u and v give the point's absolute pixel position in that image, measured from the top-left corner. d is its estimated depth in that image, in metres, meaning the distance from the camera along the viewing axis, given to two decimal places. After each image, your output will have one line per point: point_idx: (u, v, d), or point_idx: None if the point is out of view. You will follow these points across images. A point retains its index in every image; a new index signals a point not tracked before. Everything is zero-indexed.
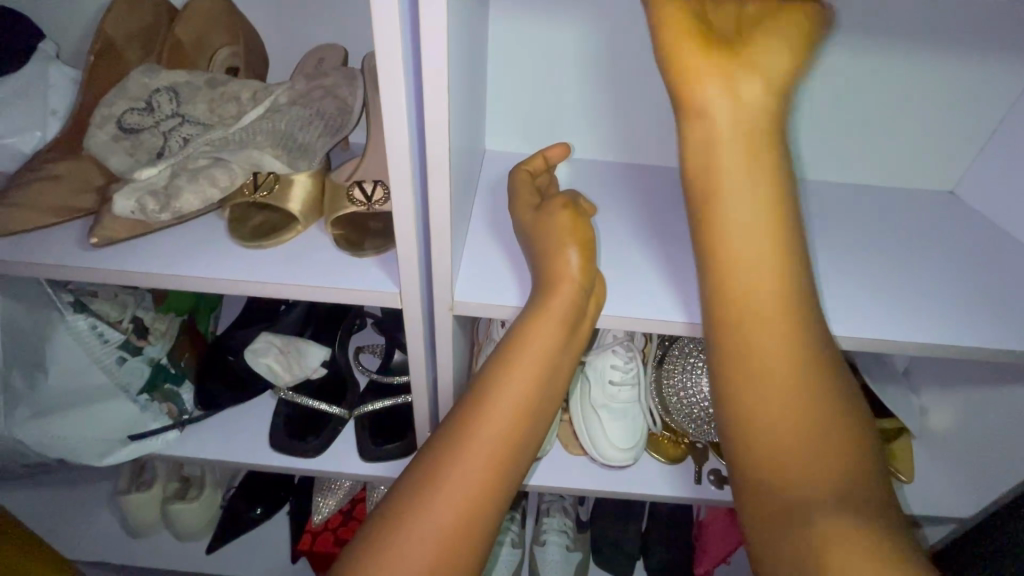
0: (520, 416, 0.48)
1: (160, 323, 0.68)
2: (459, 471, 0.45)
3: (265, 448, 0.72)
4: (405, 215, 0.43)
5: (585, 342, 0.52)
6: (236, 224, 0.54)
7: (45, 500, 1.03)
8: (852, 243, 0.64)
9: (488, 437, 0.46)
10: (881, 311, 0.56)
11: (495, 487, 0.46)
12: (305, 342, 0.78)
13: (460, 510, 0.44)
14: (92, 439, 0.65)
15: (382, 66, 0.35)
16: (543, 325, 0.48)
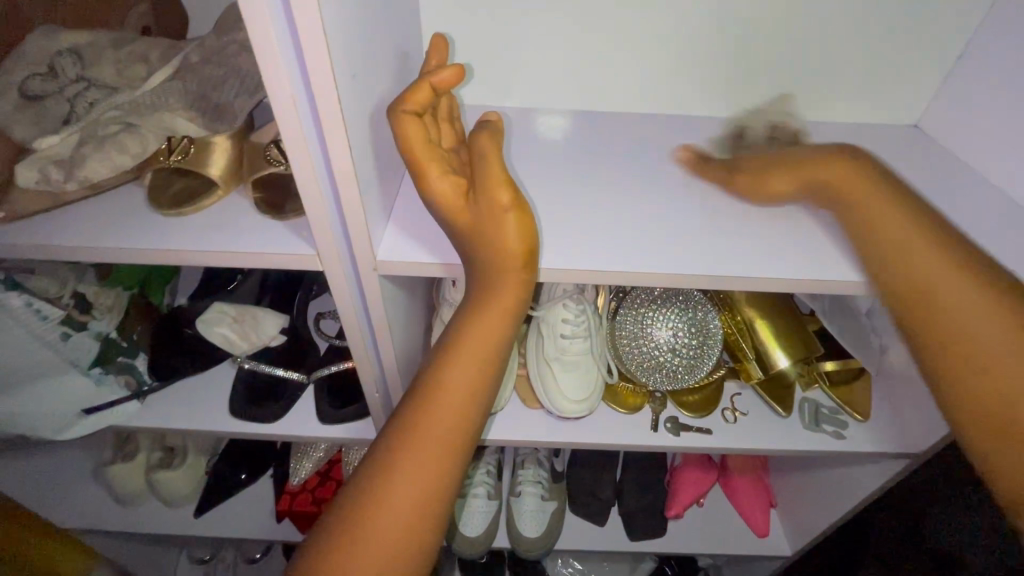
0: (474, 392, 0.46)
1: (105, 298, 0.67)
2: (411, 461, 0.43)
3: (227, 416, 0.73)
4: (306, 178, 0.42)
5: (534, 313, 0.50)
6: (156, 192, 0.53)
7: (34, 474, 1.06)
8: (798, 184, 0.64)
9: (442, 422, 0.44)
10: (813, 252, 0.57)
11: (445, 482, 0.44)
12: (261, 311, 0.78)
13: (415, 503, 0.42)
14: (48, 413, 0.66)
15: (248, 17, 0.33)
16: (491, 307, 0.46)
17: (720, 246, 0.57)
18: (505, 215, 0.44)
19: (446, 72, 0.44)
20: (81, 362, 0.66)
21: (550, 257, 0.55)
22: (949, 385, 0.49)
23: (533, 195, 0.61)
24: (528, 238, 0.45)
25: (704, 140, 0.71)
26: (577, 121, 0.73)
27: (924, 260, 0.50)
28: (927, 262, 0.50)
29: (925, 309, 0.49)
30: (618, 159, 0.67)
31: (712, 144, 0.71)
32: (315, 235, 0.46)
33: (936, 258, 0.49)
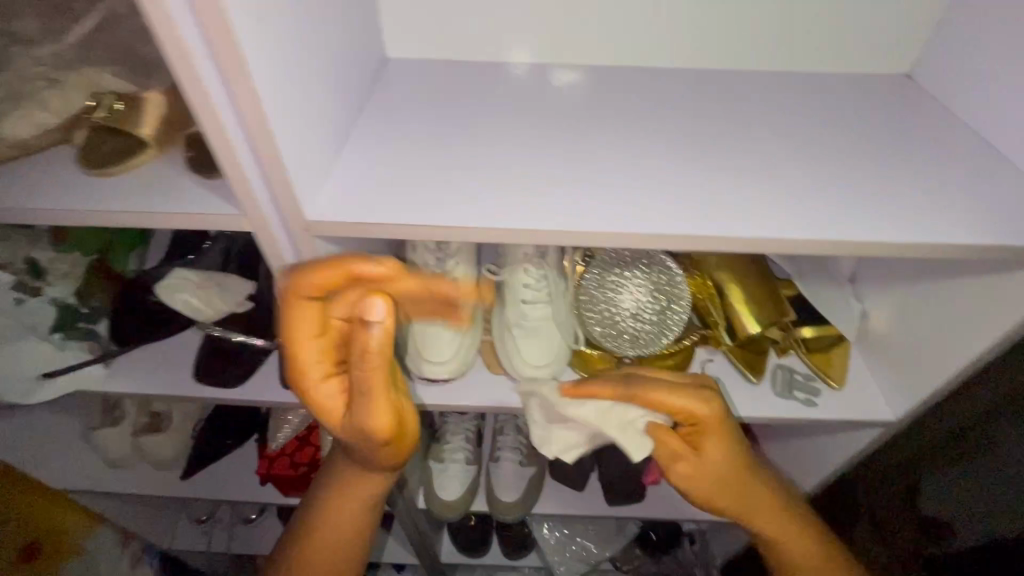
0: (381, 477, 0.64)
1: (61, 264, 0.69)
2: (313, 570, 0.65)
3: (191, 381, 0.73)
4: (215, 128, 0.40)
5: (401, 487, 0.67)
6: (87, 151, 0.50)
7: (26, 437, 1.09)
8: (772, 138, 0.61)
9: (331, 539, 0.66)
10: (778, 208, 0.54)
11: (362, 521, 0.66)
12: (228, 279, 0.77)
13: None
14: (16, 378, 0.67)
15: None
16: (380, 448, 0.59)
17: (677, 205, 0.54)
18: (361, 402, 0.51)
19: (361, 264, 0.49)
20: (40, 327, 0.67)
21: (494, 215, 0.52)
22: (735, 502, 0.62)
23: (485, 150, 0.58)
24: (401, 447, 0.56)
25: (674, 92, 0.68)
26: (541, 73, 0.70)
27: (687, 471, 0.59)
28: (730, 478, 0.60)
29: (734, 494, 0.61)
30: (579, 113, 0.63)
31: (681, 97, 0.67)
32: (234, 187, 0.44)
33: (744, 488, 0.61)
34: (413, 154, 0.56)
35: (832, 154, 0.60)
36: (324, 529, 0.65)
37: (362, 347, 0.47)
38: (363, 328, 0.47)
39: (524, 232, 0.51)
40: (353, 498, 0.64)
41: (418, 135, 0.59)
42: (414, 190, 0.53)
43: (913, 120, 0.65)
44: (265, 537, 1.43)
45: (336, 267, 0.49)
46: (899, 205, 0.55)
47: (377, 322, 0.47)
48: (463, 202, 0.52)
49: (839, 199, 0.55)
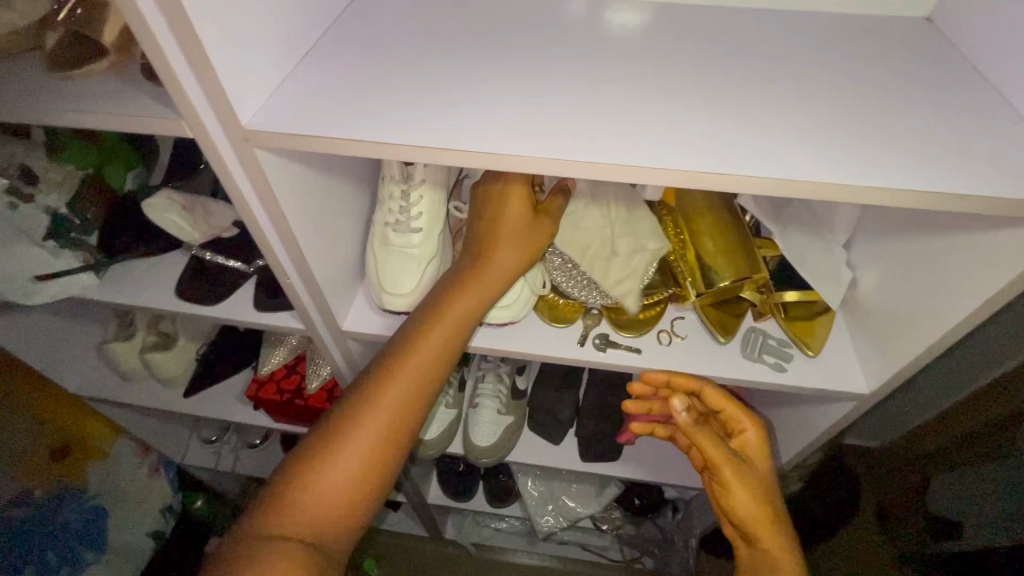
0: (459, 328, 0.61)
1: (54, 174, 0.73)
2: (367, 421, 0.56)
3: (171, 296, 0.77)
4: (141, 26, 0.41)
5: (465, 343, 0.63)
6: (54, 56, 0.53)
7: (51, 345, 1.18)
8: (756, 75, 0.57)
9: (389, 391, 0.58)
10: (743, 144, 0.50)
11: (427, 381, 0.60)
12: (212, 201, 0.80)
13: (378, 440, 0.57)
14: (13, 279, 0.72)
15: None
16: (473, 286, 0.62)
17: (635, 140, 0.50)
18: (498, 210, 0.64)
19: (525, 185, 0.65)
20: (31, 232, 0.72)
21: (437, 134, 0.50)
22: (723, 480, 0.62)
23: (444, 75, 0.56)
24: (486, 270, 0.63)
25: (666, 28, 0.63)
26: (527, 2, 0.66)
27: (698, 435, 0.62)
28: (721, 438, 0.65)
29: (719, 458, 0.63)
30: (556, 44, 0.60)
31: (673, 34, 0.62)
32: (172, 96, 0.45)
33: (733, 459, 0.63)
34: (366, 74, 0.55)
35: (825, 98, 0.54)
36: (436, 334, 0.60)
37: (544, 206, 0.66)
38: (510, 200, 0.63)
39: (465, 151, 0.49)
40: (457, 317, 0.61)
41: (377, 56, 0.57)
42: (357, 106, 0.52)
43: (925, 65, 0.59)
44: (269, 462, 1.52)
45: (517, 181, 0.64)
46: (889, 152, 0.50)
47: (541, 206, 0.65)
48: (406, 120, 0.51)
49: (817, 141, 0.50)
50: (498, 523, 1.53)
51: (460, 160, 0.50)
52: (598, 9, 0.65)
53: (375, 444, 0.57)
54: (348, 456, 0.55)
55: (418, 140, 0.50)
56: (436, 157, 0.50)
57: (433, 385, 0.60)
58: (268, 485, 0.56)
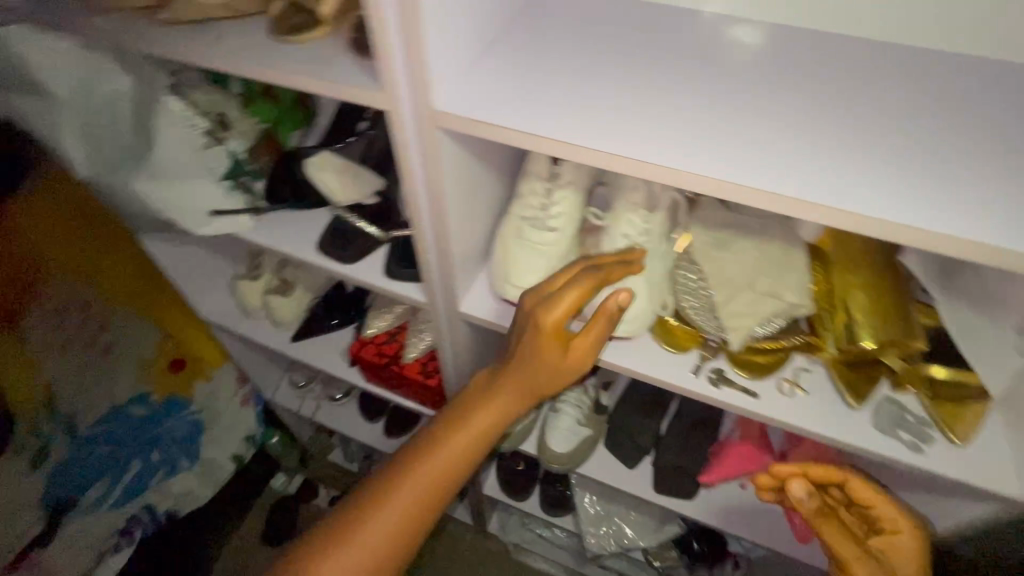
0: (488, 431, 0.63)
1: (241, 123, 0.81)
2: (394, 506, 0.60)
3: (314, 249, 0.84)
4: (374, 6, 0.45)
5: (495, 437, 0.65)
6: (276, 21, 0.59)
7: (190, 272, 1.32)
8: (971, 120, 0.50)
9: (424, 475, 0.61)
10: (945, 197, 0.45)
11: (460, 470, 0.63)
12: (361, 168, 0.86)
13: (392, 537, 0.60)
14: (189, 210, 0.80)
15: None
16: (514, 385, 0.63)
17: (816, 176, 0.47)
18: (562, 298, 0.59)
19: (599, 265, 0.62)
20: (214, 172, 0.79)
21: (607, 140, 0.50)
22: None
23: (620, 80, 0.55)
24: (560, 357, 0.61)
25: (865, 56, 0.57)
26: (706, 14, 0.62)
27: (827, 525, 0.63)
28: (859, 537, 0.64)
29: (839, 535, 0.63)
30: (737, 61, 0.57)
31: (872, 63, 0.57)
32: (381, 73, 0.49)
33: (869, 558, 0.63)
34: (544, 70, 0.56)
35: None
36: (474, 425, 0.63)
37: (608, 317, 0.59)
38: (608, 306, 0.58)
39: (633, 162, 0.49)
40: (501, 408, 0.64)
41: (554, 53, 0.58)
42: (533, 100, 0.53)
43: None
44: (346, 416, 1.62)
45: (584, 283, 0.60)
46: None
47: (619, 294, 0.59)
48: (579, 121, 0.52)
49: None
50: (545, 529, 1.53)
51: (626, 169, 0.50)
52: (785, 31, 0.61)
53: (405, 521, 0.61)
54: (388, 511, 0.60)
55: (588, 143, 0.50)
56: (604, 164, 0.50)
57: (468, 462, 0.63)
58: (317, 526, 0.61)
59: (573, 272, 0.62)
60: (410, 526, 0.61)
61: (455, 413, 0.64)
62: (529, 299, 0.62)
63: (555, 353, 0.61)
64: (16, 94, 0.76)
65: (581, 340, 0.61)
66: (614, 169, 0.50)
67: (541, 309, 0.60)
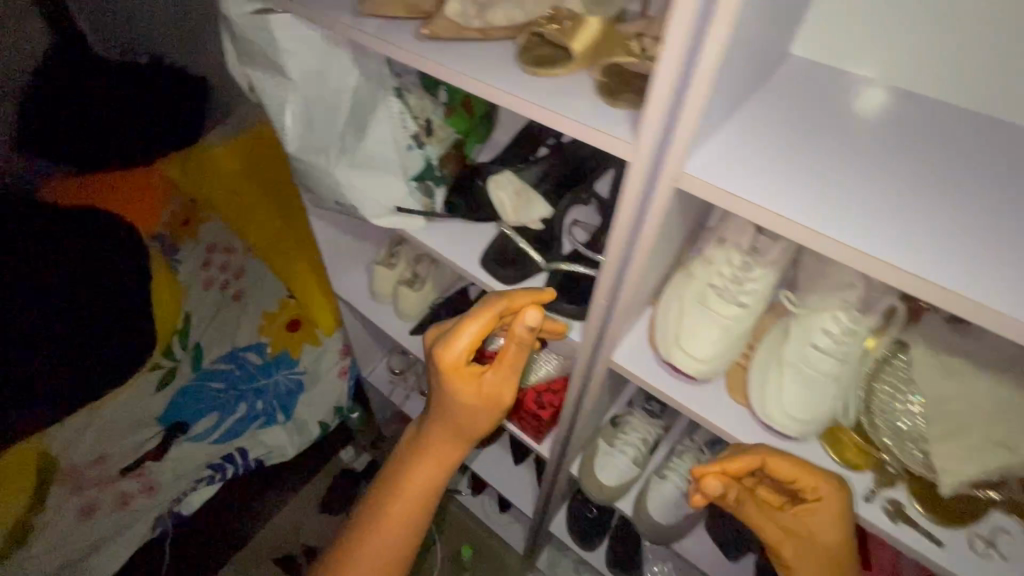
0: (423, 499, 0.88)
1: (441, 131, 0.83)
2: (374, 540, 0.86)
3: (475, 263, 0.86)
4: (666, 66, 0.42)
5: (463, 453, 0.89)
6: (524, 51, 0.60)
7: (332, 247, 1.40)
8: None
9: (407, 489, 0.87)
10: None
11: (412, 519, 0.88)
12: (536, 195, 0.88)
13: (395, 528, 0.87)
14: (375, 201, 0.85)
15: None
16: (445, 429, 0.85)
17: None
18: (445, 380, 0.77)
19: (493, 304, 0.73)
20: (407, 171, 0.82)
21: (875, 243, 0.46)
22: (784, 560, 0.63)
23: (874, 181, 0.51)
24: (468, 394, 0.78)
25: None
26: (904, 101, 0.63)
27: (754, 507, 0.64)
28: (833, 546, 0.60)
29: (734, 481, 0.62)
30: (1010, 184, 0.52)
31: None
32: (642, 128, 0.47)
33: (838, 568, 0.60)
34: (795, 150, 0.53)
35: None
36: (427, 455, 0.88)
37: (519, 336, 0.74)
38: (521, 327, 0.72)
39: (905, 275, 0.44)
40: (444, 451, 0.87)
41: (804, 136, 0.55)
42: (786, 184, 0.50)
43: None
44: None
45: (467, 320, 0.73)
46: None
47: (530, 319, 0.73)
48: (835, 215, 0.47)
49: None
50: None
51: (886, 280, 0.45)
52: None
53: (409, 514, 0.87)
54: (394, 513, 0.87)
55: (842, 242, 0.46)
56: (865, 268, 0.46)
57: (432, 488, 0.88)
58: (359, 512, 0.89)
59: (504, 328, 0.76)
60: (405, 520, 0.87)
61: (410, 450, 0.89)
62: (457, 325, 0.76)
63: (502, 373, 0.79)
64: (259, 68, 0.84)
65: (500, 366, 0.79)
66: (879, 276, 0.45)
67: (440, 346, 0.76)
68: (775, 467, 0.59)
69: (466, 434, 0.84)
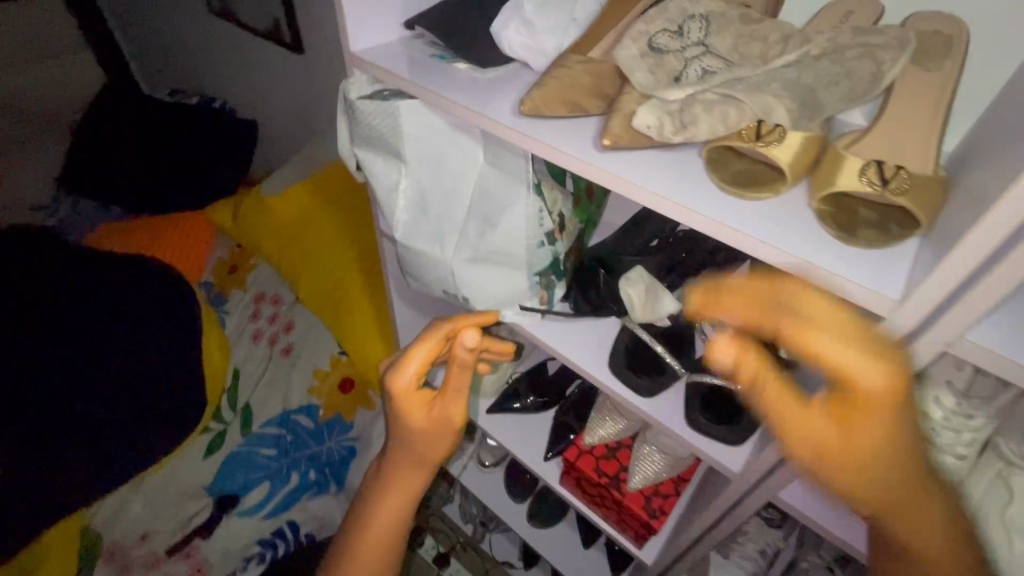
0: (393, 530, 0.82)
1: (569, 224, 0.77)
2: None
3: (602, 366, 0.78)
4: (981, 237, 0.36)
5: (425, 480, 0.82)
6: (715, 165, 0.54)
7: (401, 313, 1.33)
8: None
9: (374, 534, 0.81)
10: None
11: (383, 556, 0.83)
12: (663, 289, 0.80)
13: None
14: (492, 295, 0.78)
15: None
16: (405, 460, 0.79)
17: None
18: (402, 397, 0.75)
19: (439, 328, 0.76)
20: (533, 268, 0.76)
21: None
22: (871, 509, 0.43)
23: None
24: (415, 412, 0.75)
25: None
26: None
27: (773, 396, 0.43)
28: (843, 346, 0.40)
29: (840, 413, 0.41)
30: None
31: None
32: (919, 290, 0.41)
33: (854, 359, 0.39)
34: None
35: None
36: (390, 498, 0.81)
37: (460, 359, 0.73)
38: (460, 349, 0.72)
39: None
40: (410, 480, 0.81)
41: None
42: None
43: None
44: (488, 485, 1.55)
45: (420, 347, 0.76)
46: None
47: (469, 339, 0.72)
48: None
49: None
50: None
51: None
52: None
53: (378, 560, 0.82)
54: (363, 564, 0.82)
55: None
56: None
57: (400, 522, 0.83)
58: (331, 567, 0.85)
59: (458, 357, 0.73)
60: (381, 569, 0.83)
61: (375, 489, 0.82)
62: (411, 355, 0.76)
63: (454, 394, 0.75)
64: (372, 152, 0.77)
65: (450, 394, 0.75)
66: None
67: (395, 375, 0.75)
68: (739, 301, 0.46)
69: (429, 460, 0.78)
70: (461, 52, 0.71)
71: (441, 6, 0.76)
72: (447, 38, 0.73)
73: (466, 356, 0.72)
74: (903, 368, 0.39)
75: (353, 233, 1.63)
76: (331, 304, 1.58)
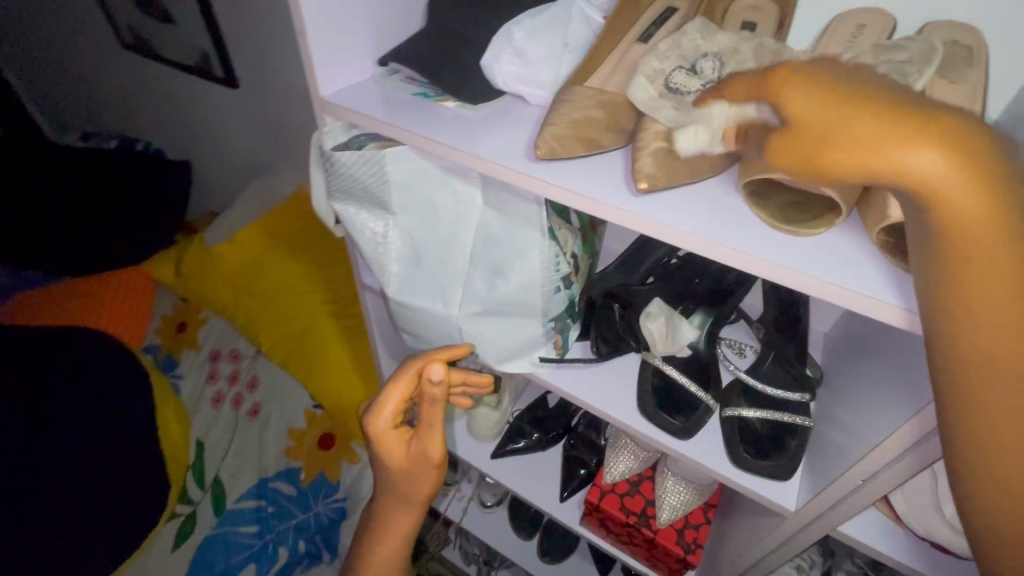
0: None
1: (581, 263, 0.72)
2: None
3: (630, 409, 0.72)
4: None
5: (416, 518, 0.72)
6: (760, 199, 0.49)
7: None
8: None
9: None
10: None
11: None
12: (683, 319, 0.76)
13: None
14: (504, 347, 0.72)
15: None
16: (393, 499, 0.70)
17: None
18: (381, 435, 0.65)
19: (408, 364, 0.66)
20: (549, 314, 0.70)
21: None
22: (951, 401, 0.34)
23: None
24: (396, 451, 0.66)
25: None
26: None
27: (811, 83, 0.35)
28: (850, 108, 0.33)
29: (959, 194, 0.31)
30: None
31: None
32: None
33: (912, 129, 0.32)
34: None
35: None
36: (382, 540, 0.72)
37: (428, 395, 0.62)
38: (425, 387, 0.62)
39: None
40: (403, 522, 0.71)
41: None
42: None
43: None
44: (490, 526, 1.47)
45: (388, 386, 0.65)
46: None
47: (435, 374, 0.62)
48: None
49: None
50: None
51: None
52: None
53: None
54: None
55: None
56: None
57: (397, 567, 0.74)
58: None
59: (429, 394, 0.63)
60: None
61: (369, 534, 0.73)
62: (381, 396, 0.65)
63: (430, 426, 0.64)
64: (355, 203, 0.69)
65: (424, 430, 0.65)
66: None
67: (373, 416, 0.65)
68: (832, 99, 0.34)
69: (417, 497, 0.69)
70: (450, 88, 0.64)
71: (420, 38, 0.68)
72: (431, 73, 0.66)
73: (434, 393, 0.62)
74: (980, 128, 0.31)
75: (318, 275, 1.51)
76: (303, 355, 1.46)
